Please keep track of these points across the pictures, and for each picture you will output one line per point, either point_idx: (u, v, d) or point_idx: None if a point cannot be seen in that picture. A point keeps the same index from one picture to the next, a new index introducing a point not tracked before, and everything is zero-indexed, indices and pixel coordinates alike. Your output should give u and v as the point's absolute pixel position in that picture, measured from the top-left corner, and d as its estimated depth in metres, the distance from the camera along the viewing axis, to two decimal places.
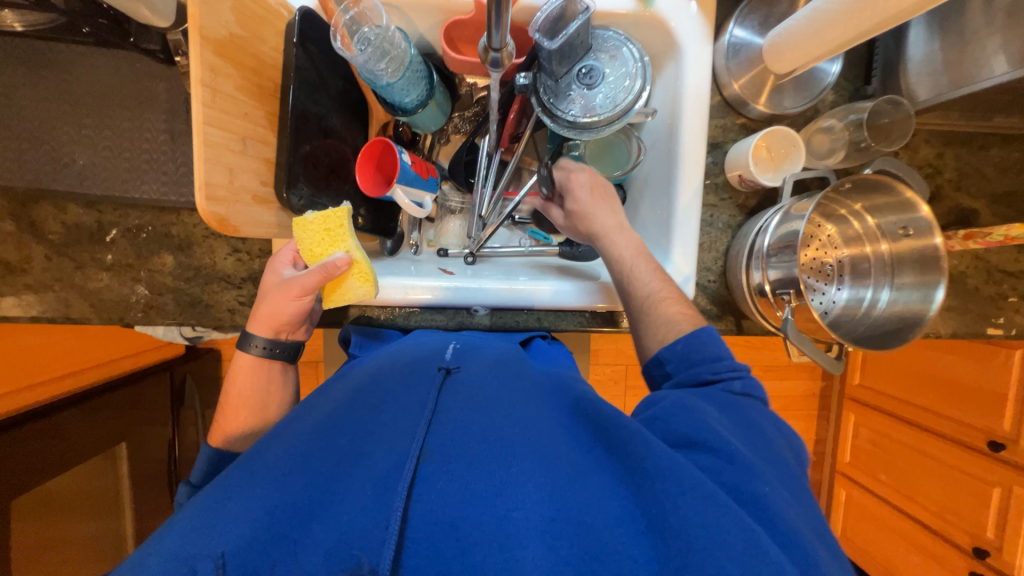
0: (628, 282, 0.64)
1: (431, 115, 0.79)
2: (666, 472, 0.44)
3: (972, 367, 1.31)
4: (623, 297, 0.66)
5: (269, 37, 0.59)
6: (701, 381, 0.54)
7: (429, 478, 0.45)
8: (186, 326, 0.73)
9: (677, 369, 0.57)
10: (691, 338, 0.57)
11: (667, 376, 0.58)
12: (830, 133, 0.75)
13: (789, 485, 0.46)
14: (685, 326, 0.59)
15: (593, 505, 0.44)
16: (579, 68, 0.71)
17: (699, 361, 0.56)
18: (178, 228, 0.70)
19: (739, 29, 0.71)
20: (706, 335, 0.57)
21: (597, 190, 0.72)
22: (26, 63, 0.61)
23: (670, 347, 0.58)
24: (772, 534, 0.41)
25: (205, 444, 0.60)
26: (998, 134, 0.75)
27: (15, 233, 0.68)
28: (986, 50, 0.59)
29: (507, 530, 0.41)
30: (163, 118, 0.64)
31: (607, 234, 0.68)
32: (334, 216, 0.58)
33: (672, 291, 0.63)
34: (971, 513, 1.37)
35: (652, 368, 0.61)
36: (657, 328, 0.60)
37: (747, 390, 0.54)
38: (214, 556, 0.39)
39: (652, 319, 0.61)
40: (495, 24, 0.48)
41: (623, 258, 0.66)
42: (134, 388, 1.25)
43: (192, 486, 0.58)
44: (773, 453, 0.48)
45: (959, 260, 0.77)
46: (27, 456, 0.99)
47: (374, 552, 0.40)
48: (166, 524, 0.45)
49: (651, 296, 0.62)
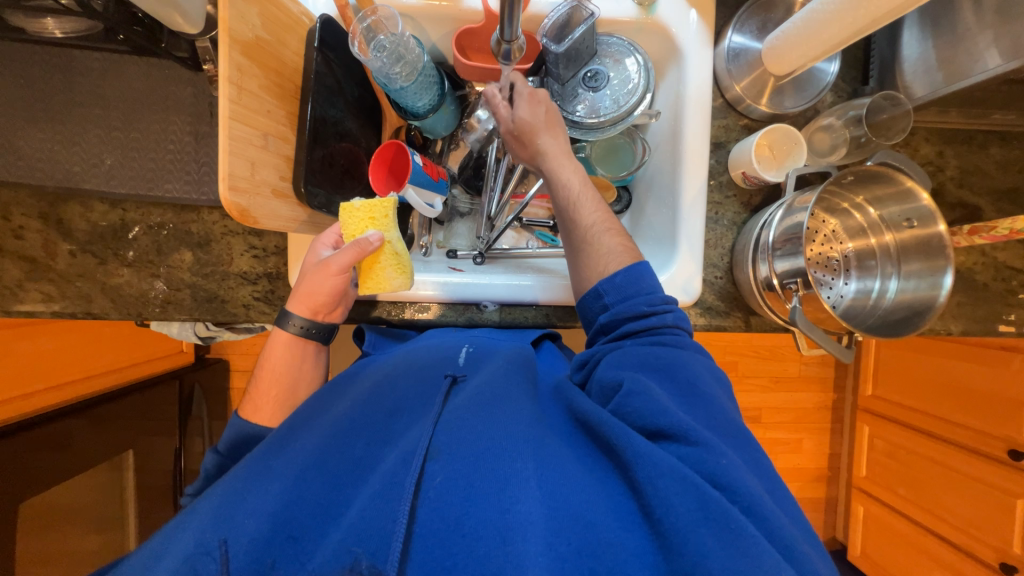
0: (573, 209, 0.65)
1: (442, 119, 0.83)
2: (649, 457, 0.44)
3: (986, 373, 1.30)
4: (564, 223, 0.67)
5: (292, 42, 0.62)
6: (638, 312, 0.58)
7: (433, 476, 0.45)
8: (202, 322, 0.75)
9: (615, 301, 0.60)
10: (629, 271, 0.60)
11: (604, 308, 0.61)
12: (830, 131, 0.77)
13: (746, 452, 0.49)
14: (624, 261, 0.62)
15: (593, 500, 0.44)
16: (584, 72, 0.75)
17: (633, 293, 0.59)
18: (198, 225, 0.72)
19: (738, 35, 0.74)
20: (642, 271, 0.60)
21: (546, 110, 0.69)
22: (61, 69, 0.64)
23: (609, 280, 0.60)
24: (776, 544, 0.41)
25: (235, 415, 0.62)
26: (996, 132, 0.76)
27: (42, 231, 0.70)
28: (978, 46, 0.61)
29: (509, 523, 0.41)
30: (189, 121, 0.67)
31: (556, 159, 0.67)
32: (381, 205, 0.60)
33: (611, 223, 0.65)
34: (998, 527, 1.32)
35: (586, 304, 0.63)
36: (599, 261, 0.62)
37: (677, 322, 0.59)
38: (216, 544, 0.42)
39: (596, 252, 0.63)
40: (507, 19, 0.53)
41: (569, 184, 0.66)
42: (144, 397, 1.25)
43: (218, 455, 0.60)
44: (731, 423, 0.51)
45: (966, 256, 0.77)
46: (36, 462, 0.99)
47: (375, 554, 0.40)
48: (191, 512, 0.47)
49: (594, 227, 0.64)
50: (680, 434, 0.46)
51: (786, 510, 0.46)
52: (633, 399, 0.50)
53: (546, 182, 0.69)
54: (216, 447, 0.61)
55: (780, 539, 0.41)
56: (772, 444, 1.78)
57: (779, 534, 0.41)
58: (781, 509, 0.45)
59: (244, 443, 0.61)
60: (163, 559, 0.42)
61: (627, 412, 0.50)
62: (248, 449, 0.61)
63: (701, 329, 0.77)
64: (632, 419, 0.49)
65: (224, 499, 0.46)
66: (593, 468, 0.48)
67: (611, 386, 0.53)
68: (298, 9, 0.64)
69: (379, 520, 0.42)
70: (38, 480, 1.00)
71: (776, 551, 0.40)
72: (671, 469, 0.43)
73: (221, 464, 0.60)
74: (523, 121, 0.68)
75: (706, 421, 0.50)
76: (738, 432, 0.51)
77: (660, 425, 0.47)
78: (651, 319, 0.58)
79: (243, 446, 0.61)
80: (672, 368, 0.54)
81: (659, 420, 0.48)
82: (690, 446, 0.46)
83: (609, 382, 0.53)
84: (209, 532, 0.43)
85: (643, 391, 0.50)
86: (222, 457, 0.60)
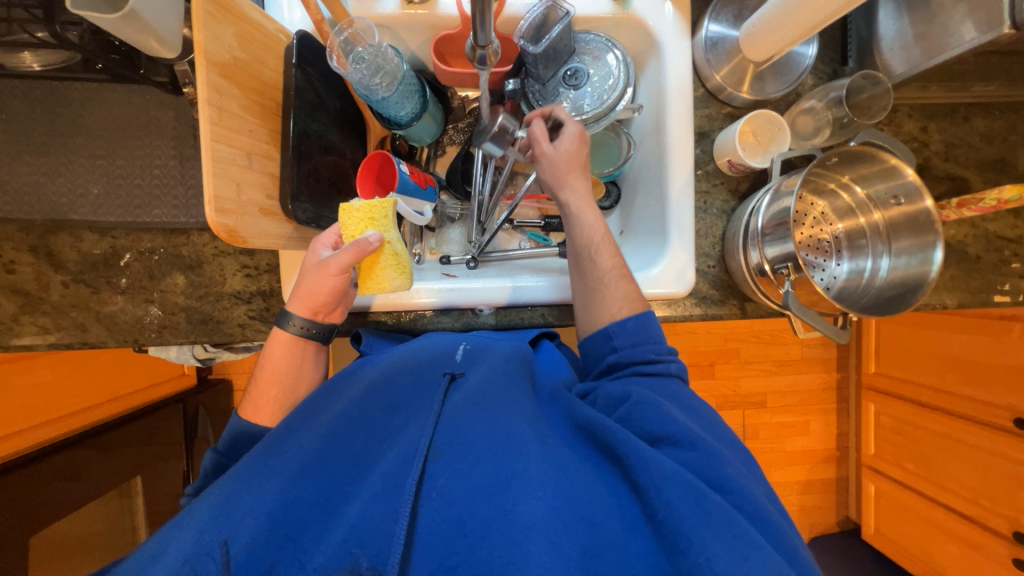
0: (590, 252, 0.64)
1: (426, 127, 0.83)
2: (653, 461, 0.44)
3: (987, 344, 1.30)
4: (577, 264, 0.66)
5: (270, 60, 0.62)
6: (646, 359, 0.58)
7: (434, 476, 0.45)
8: (199, 344, 0.75)
9: (623, 344, 0.60)
10: (640, 317, 0.61)
11: (611, 350, 0.61)
12: (812, 113, 0.77)
13: (746, 462, 0.50)
14: (633, 307, 0.62)
15: (596, 501, 0.44)
16: (564, 71, 0.75)
17: (643, 339, 0.59)
18: (189, 248, 0.72)
19: (714, 24, 0.74)
20: (650, 318, 0.61)
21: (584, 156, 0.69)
22: (42, 102, 0.64)
23: (620, 323, 0.60)
24: (780, 549, 0.42)
25: (234, 415, 0.62)
26: (979, 104, 0.77)
27: (33, 264, 0.70)
28: (953, 20, 0.61)
29: (512, 524, 0.41)
30: (173, 144, 0.67)
31: (581, 202, 0.67)
32: (381, 206, 0.59)
33: (626, 270, 0.64)
34: (1009, 496, 1.32)
35: (592, 344, 0.63)
36: (607, 306, 0.62)
37: (681, 371, 0.60)
38: (216, 544, 0.42)
39: (604, 295, 0.63)
40: (479, 24, 0.53)
41: (592, 228, 0.65)
42: (148, 422, 1.25)
43: (217, 454, 0.60)
44: (731, 437, 0.52)
45: (956, 228, 0.77)
46: (43, 494, 0.99)
47: (375, 556, 0.41)
48: (190, 509, 0.47)
49: (609, 273, 0.63)
50: (683, 441, 0.47)
51: (783, 515, 0.47)
52: (640, 409, 0.50)
53: (564, 221, 0.67)
54: (214, 446, 0.61)
55: (784, 542, 0.42)
56: (778, 427, 1.78)
57: (783, 543, 0.42)
58: (781, 516, 0.46)
59: (242, 444, 0.61)
60: (161, 557, 0.42)
61: (632, 418, 0.50)
62: (246, 447, 0.61)
63: (697, 319, 0.77)
64: (638, 424, 0.49)
65: (224, 497, 0.46)
66: (595, 468, 0.48)
67: (619, 397, 0.53)
68: (274, 26, 0.63)
69: (380, 522, 0.42)
70: (46, 511, 1.00)
71: (778, 555, 0.40)
72: (674, 474, 0.43)
73: (220, 463, 0.60)
74: (558, 159, 0.67)
75: (713, 435, 0.51)
76: (739, 446, 0.52)
77: (665, 432, 0.48)
78: (658, 365, 0.58)
79: (240, 444, 0.61)
80: (680, 397, 0.55)
81: (664, 427, 0.48)
82: (694, 452, 0.46)
83: (617, 393, 0.54)
84: (209, 532, 0.43)
85: (651, 402, 0.50)
86: (221, 456, 0.61)
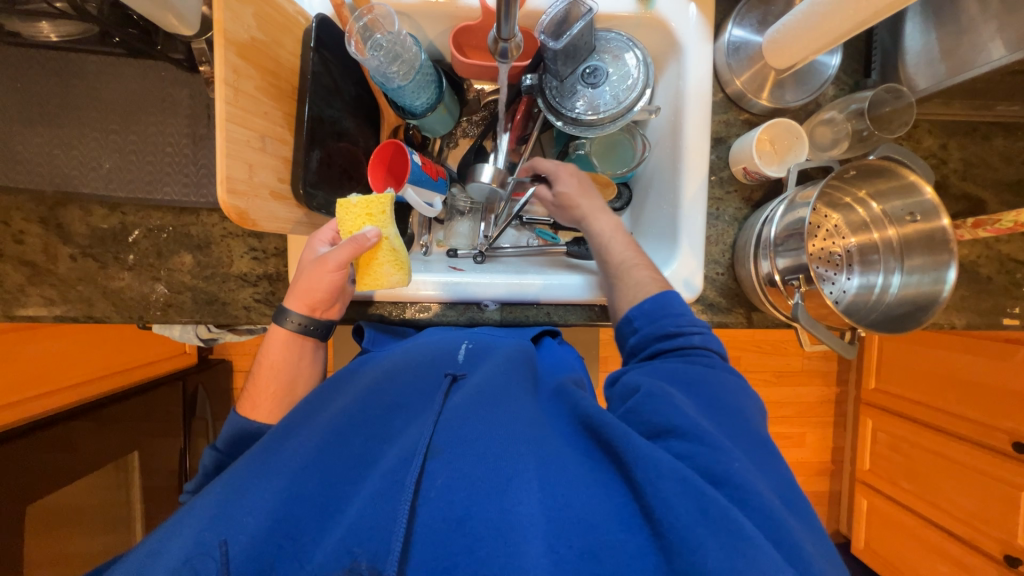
0: (605, 250, 0.69)
1: (440, 119, 0.82)
2: (649, 457, 0.44)
3: (990, 366, 1.29)
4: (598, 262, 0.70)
5: (288, 43, 0.62)
6: (667, 333, 0.58)
7: (434, 474, 0.45)
8: (203, 325, 0.75)
9: (643, 325, 0.60)
10: (659, 298, 0.61)
11: (633, 331, 0.61)
12: (832, 125, 0.76)
13: (762, 459, 0.48)
14: (651, 290, 0.63)
15: (590, 500, 0.44)
16: (583, 68, 0.74)
17: (664, 316, 0.59)
18: (197, 228, 0.72)
19: (738, 28, 0.73)
20: (670, 297, 0.61)
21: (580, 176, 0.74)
22: (57, 73, 0.64)
23: (638, 307, 0.61)
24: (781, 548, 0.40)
25: (234, 412, 0.62)
26: (1000, 123, 0.76)
27: (42, 235, 0.70)
28: (983, 37, 0.60)
29: (508, 524, 0.41)
30: (186, 123, 0.67)
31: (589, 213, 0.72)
32: (377, 201, 0.59)
33: (641, 259, 0.67)
34: (1003, 519, 1.31)
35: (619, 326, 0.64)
36: (626, 292, 0.64)
37: (707, 344, 0.57)
38: (216, 544, 0.42)
39: (623, 284, 0.65)
40: (503, 16, 0.53)
41: (601, 231, 0.70)
42: (148, 398, 1.26)
43: (217, 453, 0.60)
44: (757, 434, 0.50)
45: (970, 248, 0.77)
46: (41, 464, 0.99)
47: (375, 555, 0.40)
48: (189, 508, 0.47)
49: (622, 264, 0.66)
50: (689, 433, 0.46)
51: (800, 516, 0.45)
52: (655, 402, 0.50)
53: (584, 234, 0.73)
54: (212, 444, 0.60)
55: (794, 545, 0.40)
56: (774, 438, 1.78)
57: (790, 541, 0.40)
58: (790, 512, 0.44)
59: (243, 441, 0.61)
60: (162, 557, 0.42)
61: (642, 410, 0.51)
62: (247, 444, 0.61)
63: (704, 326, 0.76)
64: (644, 418, 0.50)
65: (225, 495, 0.46)
66: (593, 469, 0.47)
67: (632, 387, 0.54)
68: (293, 9, 0.63)
69: (380, 522, 0.42)
70: (42, 482, 1.00)
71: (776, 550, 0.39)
72: (671, 471, 0.42)
73: (220, 461, 0.60)
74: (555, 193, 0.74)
75: (727, 431, 0.49)
76: (762, 443, 0.49)
77: (673, 425, 0.47)
78: (678, 339, 0.57)
79: (241, 441, 0.61)
80: (701, 382, 0.53)
81: (671, 420, 0.48)
82: (702, 446, 0.45)
83: (631, 384, 0.55)
84: (210, 531, 0.43)
85: (661, 395, 0.50)
86: (221, 454, 0.60)
